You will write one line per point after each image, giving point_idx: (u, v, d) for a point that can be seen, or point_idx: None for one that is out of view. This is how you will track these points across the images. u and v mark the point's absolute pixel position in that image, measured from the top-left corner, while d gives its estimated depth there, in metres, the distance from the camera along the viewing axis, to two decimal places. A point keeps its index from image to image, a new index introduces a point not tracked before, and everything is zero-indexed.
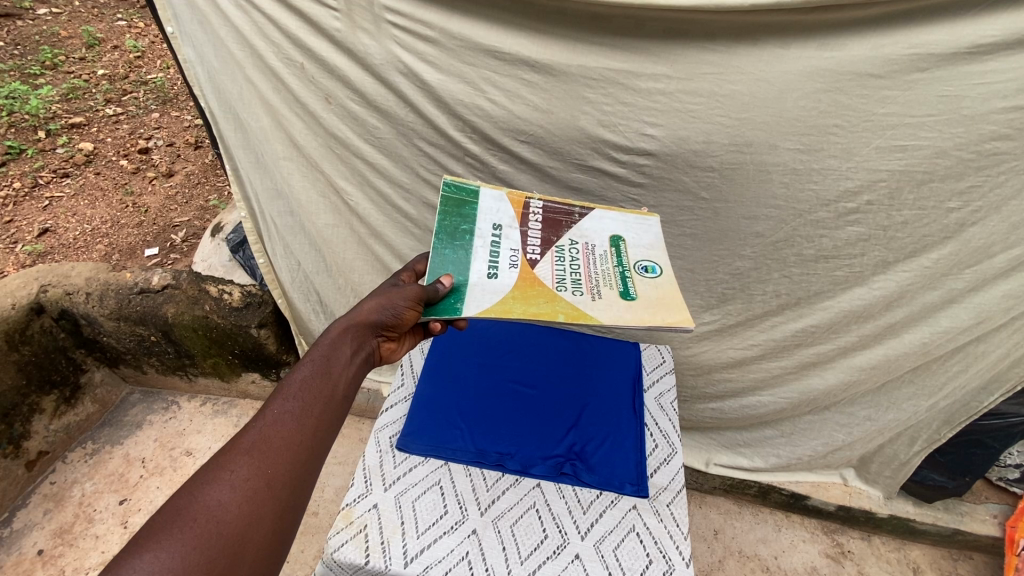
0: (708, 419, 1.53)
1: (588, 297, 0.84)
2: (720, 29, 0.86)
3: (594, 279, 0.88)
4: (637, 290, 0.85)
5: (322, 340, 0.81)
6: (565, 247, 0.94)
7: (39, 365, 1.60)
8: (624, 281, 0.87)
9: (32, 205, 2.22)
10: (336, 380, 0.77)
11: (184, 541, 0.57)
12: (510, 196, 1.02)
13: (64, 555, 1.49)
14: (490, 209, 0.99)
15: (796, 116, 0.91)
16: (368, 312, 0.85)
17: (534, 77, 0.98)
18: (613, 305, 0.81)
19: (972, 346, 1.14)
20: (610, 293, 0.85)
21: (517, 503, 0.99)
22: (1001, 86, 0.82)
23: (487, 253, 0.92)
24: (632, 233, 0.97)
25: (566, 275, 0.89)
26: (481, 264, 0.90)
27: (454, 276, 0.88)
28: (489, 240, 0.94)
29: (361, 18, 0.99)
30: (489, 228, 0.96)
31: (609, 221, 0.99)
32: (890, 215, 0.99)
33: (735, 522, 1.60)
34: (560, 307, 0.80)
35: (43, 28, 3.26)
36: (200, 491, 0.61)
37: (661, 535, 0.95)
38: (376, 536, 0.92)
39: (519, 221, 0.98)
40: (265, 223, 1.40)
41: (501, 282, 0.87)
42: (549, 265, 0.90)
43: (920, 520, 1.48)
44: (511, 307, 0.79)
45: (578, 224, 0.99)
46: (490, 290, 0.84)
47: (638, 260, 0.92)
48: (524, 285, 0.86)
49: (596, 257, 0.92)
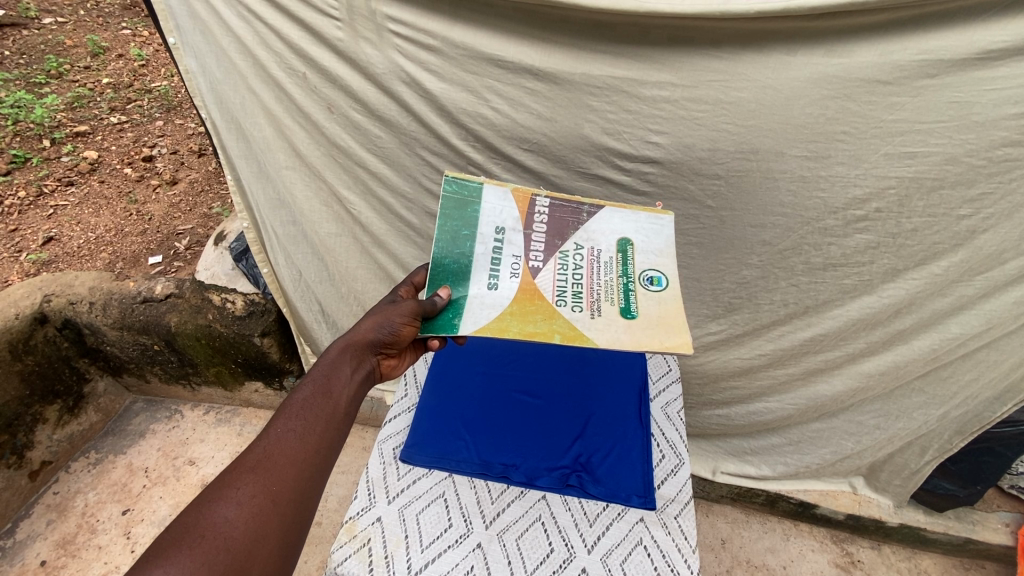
0: (714, 426, 1.51)
1: (587, 313, 0.84)
2: (726, 37, 0.85)
3: (596, 292, 0.87)
4: (639, 307, 0.85)
5: (321, 360, 0.81)
6: (570, 252, 0.92)
7: (43, 374, 1.60)
8: (626, 296, 0.86)
9: (37, 213, 2.23)
10: (338, 398, 0.76)
11: (192, 559, 0.56)
12: (516, 193, 0.95)
13: (66, 566, 1.48)
14: (494, 210, 0.94)
15: (804, 123, 0.90)
16: (363, 331, 0.84)
17: (537, 86, 0.97)
18: (612, 325, 0.82)
19: (983, 354, 1.12)
20: (610, 310, 0.85)
21: (522, 516, 0.98)
22: (1012, 92, 0.80)
23: (487, 261, 0.90)
24: (642, 236, 0.93)
25: (565, 286, 0.88)
26: (481, 273, 0.89)
27: (451, 289, 0.88)
28: (491, 246, 0.92)
29: (363, 28, 0.99)
30: (490, 231, 0.93)
31: (618, 221, 0.95)
32: (899, 222, 0.98)
33: (742, 531, 1.58)
34: (557, 326, 0.81)
35: (48, 37, 3.29)
36: (208, 507, 0.61)
37: (669, 548, 0.93)
38: (380, 549, 0.91)
39: (524, 222, 0.94)
40: (267, 231, 1.39)
41: (500, 294, 0.87)
42: (546, 276, 0.89)
43: (931, 529, 1.46)
44: (508, 325, 0.81)
45: (585, 225, 0.94)
46: (488, 304, 0.85)
47: (643, 269, 0.89)
48: (521, 298, 0.86)
49: (601, 265, 0.90)
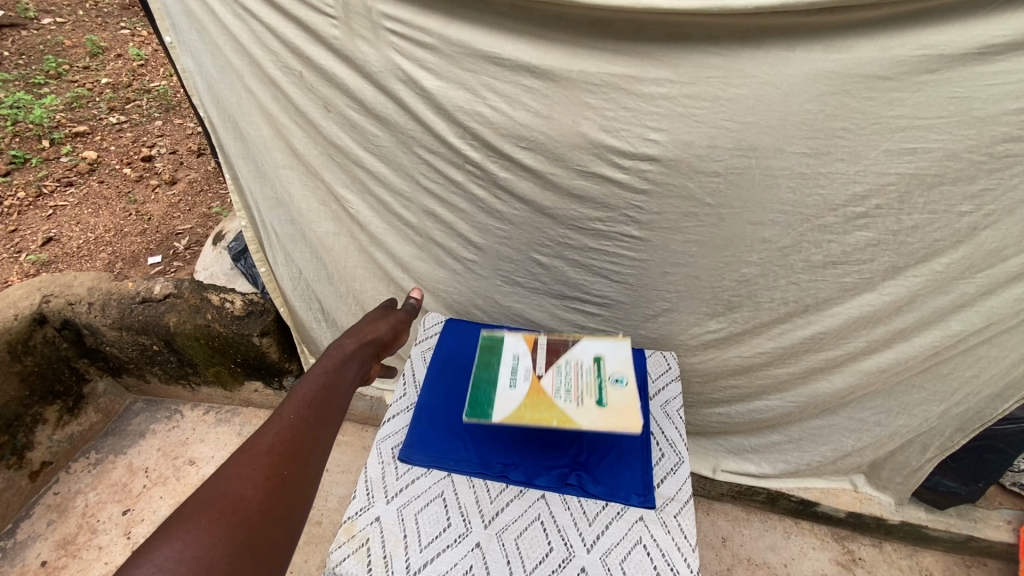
0: (715, 425, 1.51)
1: (574, 403, 0.99)
2: (724, 32, 0.84)
3: (579, 389, 1.02)
4: (610, 399, 0.99)
5: (319, 363, 0.85)
6: (562, 365, 1.08)
7: (43, 374, 1.60)
8: (600, 390, 1.01)
9: (36, 213, 2.23)
10: (338, 393, 0.79)
11: (210, 532, 0.55)
12: (526, 335, 1.16)
13: (67, 566, 1.48)
14: (509, 347, 1.13)
15: (803, 119, 0.89)
16: (353, 341, 0.94)
17: (534, 83, 0.96)
18: (591, 410, 0.98)
19: (984, 351, 1.12)
20: (590, 400, 1.00)
21: (521, 515, 0.96)
22: (1014, 86, 0.80)
23: (508, 368, 1.08)
24: (612, 354, 1.09)
25: (566, 386, 1.03)
26: (502, 375, 1.06)
27: (480, 371, 1.08)
28: (509, 364, 1.09)
29: (359, 26, 0.98)
30: (509, 360, 1.10)
31: (594, 346, 1.12)
32: (900, 219, 0.97)
33: (743, 529, 1.58)
34: (556, 412, 0.97)
35: (47, 38, 3.29)
36: (223, 486, 0.60)
37: (669, 547, 0.92)
38: (378, 550, 0.90)
39: (532, 351, 1.12)
40: (265, 231, 1.41)
41: (516, 392, 1.02)
42: (552, 376, 1.05)
43: (932, 526, 1.45)
44: (521, 413, 0.98)
45: (571, 350, 1.12)
46: (506, 397, 1.01)
47: (613, 372, 1.04)
48: (533, 390, 1.03)
49: (584, 371, 1.06)
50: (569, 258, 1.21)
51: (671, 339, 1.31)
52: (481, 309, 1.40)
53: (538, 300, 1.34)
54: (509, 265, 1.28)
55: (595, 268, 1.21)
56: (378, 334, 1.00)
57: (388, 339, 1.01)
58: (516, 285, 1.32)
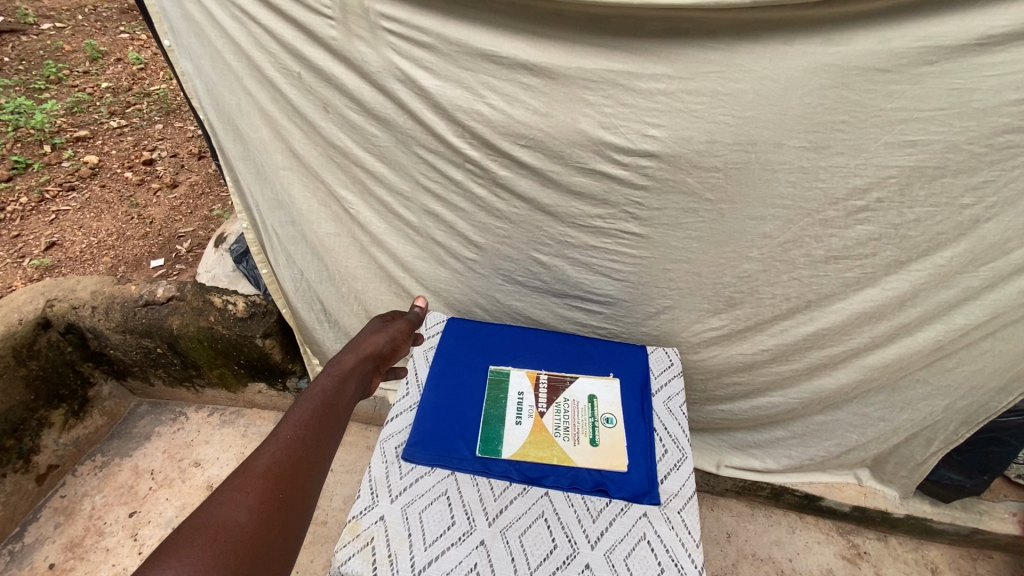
0: (718, 421, 1.51)
1: (570, 442, 1.06)
2: (724, 27, 0.84)
3: (575, 428, 1.09)
4: (602, 439, 1.07)
5: (317, 380, 0.85)
6: (562, 403, 1.13)
7: (48, 378, 1.61)
8: (592, 431, 1.08)
9: (39, 218, 2.23)
10: (336, 413, 0.79)
11: (203, 560, 0.55)
12: (528, 371, 1.21)
13: (75, 568, 1.49)
14: (513, 381, 1.18)
15: (802, 113, 0.89)
16: (352, 357, 0.94)
17: (533, 81, 0.96)
18: (586, 450, 1.05)
19: (988, 343, 1.11)
20: (584, 440, 1.07)
21: (526, 512, 0.96)
22: (1014, 77, 0.79)
23: (515, 405, 1.13)
24: (604, 394, 1.15)
25: (566, 424, 1.09)
26: (510, 412, 1.12)
27: (488, 406, 1.13)
28: (515, 400, 1.14)
29: (355, 26, 0.98)
30: (515, 395, 1.15)
31: (588, 385, 1.17)
32: (901, 213, 0.97)
33: (748, 525, 1.58)
34: (556, 451, 1.05)
35: (46, 43, 3.29)
36: (218, 511, 0.60)
37: (672, 543, 0.92)
38: (383, 548, 0.91)
39: (535, 385, 1.17)
40: (266, 232, 1.42)
41: (522, 429, 1.09)
42: (552, 415, 1.11)
43: (937, 519, 1.45)
44: (527, 451, 1.05)
45: (569, 388, 1.17)
46: (514, 436, 1.08)
47: (604, 414, 1.11)
48: (537, 427, 1.09)
49: (579, 410, 1.12)
50: (569, 256, 1.21)
51: (673, 336, 1.31)
52: (482, 308, 1.41)
53: (539, 299, 1.35)
54: (511, 264, 1.28)
55: (596, 266, 1.21)
56: (376, 346, 1.00)
57: (386, 352, 1.01)
58: (517, 283, 1.33)
